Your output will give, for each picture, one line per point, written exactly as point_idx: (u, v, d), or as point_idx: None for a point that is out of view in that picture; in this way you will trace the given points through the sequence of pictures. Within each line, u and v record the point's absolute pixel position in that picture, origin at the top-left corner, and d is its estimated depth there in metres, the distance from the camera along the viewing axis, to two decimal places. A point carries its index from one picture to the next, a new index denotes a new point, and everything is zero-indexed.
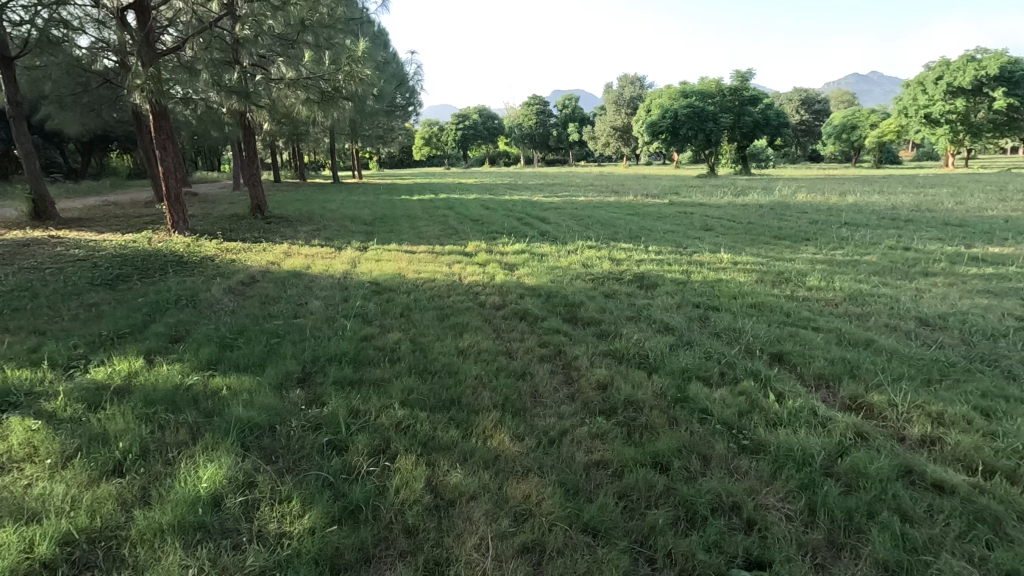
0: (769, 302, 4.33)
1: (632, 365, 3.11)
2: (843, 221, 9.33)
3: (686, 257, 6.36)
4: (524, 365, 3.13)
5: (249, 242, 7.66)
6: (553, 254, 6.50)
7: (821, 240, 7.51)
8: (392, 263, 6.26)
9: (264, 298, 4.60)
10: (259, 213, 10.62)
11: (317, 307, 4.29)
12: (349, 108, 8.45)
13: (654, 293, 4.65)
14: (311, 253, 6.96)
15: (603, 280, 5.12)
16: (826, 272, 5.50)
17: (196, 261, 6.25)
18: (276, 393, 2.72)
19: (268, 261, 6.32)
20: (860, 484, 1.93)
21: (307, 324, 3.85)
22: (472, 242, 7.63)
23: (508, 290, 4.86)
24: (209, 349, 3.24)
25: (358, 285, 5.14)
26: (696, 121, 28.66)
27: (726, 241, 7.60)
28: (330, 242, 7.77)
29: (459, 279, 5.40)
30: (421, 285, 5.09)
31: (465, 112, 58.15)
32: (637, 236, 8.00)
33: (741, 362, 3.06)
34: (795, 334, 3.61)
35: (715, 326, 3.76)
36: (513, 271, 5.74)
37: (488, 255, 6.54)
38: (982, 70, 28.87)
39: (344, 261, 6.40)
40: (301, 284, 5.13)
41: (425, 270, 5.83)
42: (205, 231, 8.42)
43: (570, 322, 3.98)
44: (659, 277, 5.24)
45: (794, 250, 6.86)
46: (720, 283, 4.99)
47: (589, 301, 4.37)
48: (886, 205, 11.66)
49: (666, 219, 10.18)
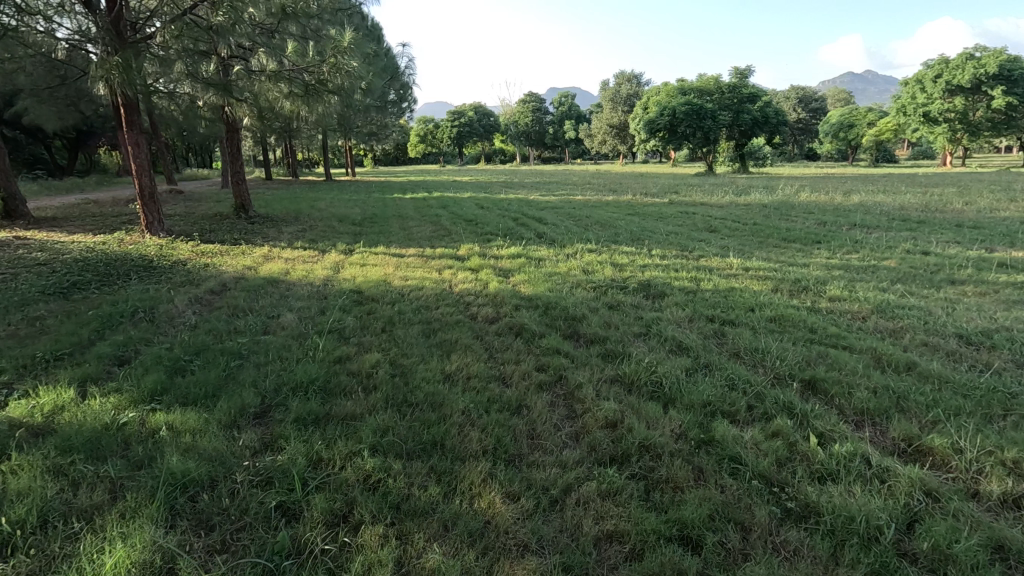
0: (790, 315, 3.92)
1: (645, 397, 2.70)
2: (854, 222, 8.91)
3: (692, 261, 5.96)
4: (519, 395, 2.71)
5: (228, 243, 7.21)
6: (551, 259, 6.08)
7: (833, 243, 7.10)
8: (379, 268, 5.82)
9: (231, 309, 4.17)
10: (243, 213, 10.17)
11: (289, 321, 3.86)
12: (336, 103, 8.05)
13: (662, 305, 4.23)
14: (293, 255, 6.52)
15: (605, 288, 4.70)
16: (845, 280, 5.09)
17: (166, 265, 5.81)
18: (224, 434, 2.29)
19: (245, 266, 5.87)
20: (946, 571, 1.53)
21: (276, 343, 3.42)
22: (465, 244, 7.20)
23: (502, 300, 4.43)
24: (154, 376, 2.81)
25: (338, 294, 4.71)
26: (695, 118, 28.19)
27: (734, 243, 7.20)
28: (314, 244, 7.32)
29: (449, 287, 4.98)
30: (407, 294, 4.66)
31: (460, 110, 57.54)
32: (639, 239, 7.58)
33: (770, 394, 2.65)
34: (825, 355, 3.20)
35: (734, 345, 3.35)
36: (508, 277, 5.31)
37: (482, 259, 6.12)
38: (982, 69, 28.55)
39: (327, 266, 5.96)
40: (276, 293, 4.69)
41: (413, 276, 5.40)
42: (183, 232, 7.96)
43: (571, 339, 3.56)
44: (667, 285, 4.82)
45: (806, 254, 6.45)
46: (733, 292, 4.59)
47: (592, 314, 3.94)
48: (894, 206, 11.24)
49: (667, 220, 9.76)
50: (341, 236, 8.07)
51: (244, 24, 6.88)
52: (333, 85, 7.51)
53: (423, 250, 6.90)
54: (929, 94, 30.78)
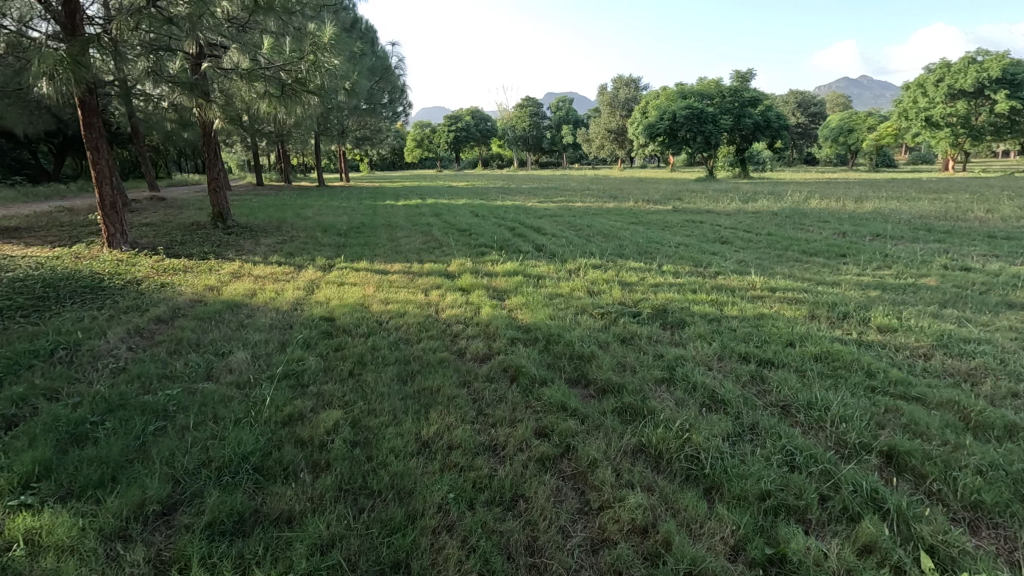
0: (840, 352, 3.28)
1: (679, 480, 2.06)
2: (874, 232, 8.31)
3: (709, 280, 5.34)
4: (516, 479, 2.07)
5: (195, 258, 6.54)
6: (552, 277, 5.46)
7: (859, 257, 6.47)
8: (358, 289, 5.17)
9: (173, 345, 3.50)
10: (221, 222, 9.50)
11: (238, 361, 3.20)
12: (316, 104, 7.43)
13: (684, 339, 3.60)
14: (264, 272, 5.88)
15: (615, 315, 4.07)
16: (887, 303, 4.48)
17: (117, 284, 5.14)
18: (104, 553, 1.65)
19: (207, 286, 5.20)
20: None
21: (217, 393, 2.77)
22: (456, 259, 6.55)
23: (495, 331, 3.79)
24: (38, 451, 2.14)
25: (305, 322, 4.05)
26: (695, 122, 27.62)
27: (750, 257, 6.61)
28: (291, 259, 6.67)
29: (435, 313, 4.35)
30: (386, 324, 4.00)
31: (457, 114, 56.99)
32: (646, 252, 6.95)
33: (845, 476, 2.01)
34: (898, 410, 2.57)
35: (780, 397, 2.72)
36: (502, 300, 4.68)
37: (474, 277, 5.49)
38: (984, 72, 28.05)
39: (300, 286, 5.30)
40: (233, 321, 4.03)
41: (395, 299, 4.75)
42: (149, 245, 7.28)
43: (579, 386, 2.92)
44: (685, 311, 4.19)
45: (833, 271, 5.84)
46: (763, 320, 3.97)
47: (602, 352, 3.30)
48: (912, 213, 10.67)
49: (673, 230, 9.14)
50: (323, 249, 7.42)
51: (213, 17, 6.21)
52: (311, 84, 6.85)
53: (409, 265, 6.27)
54: (931, 99, 30.36)
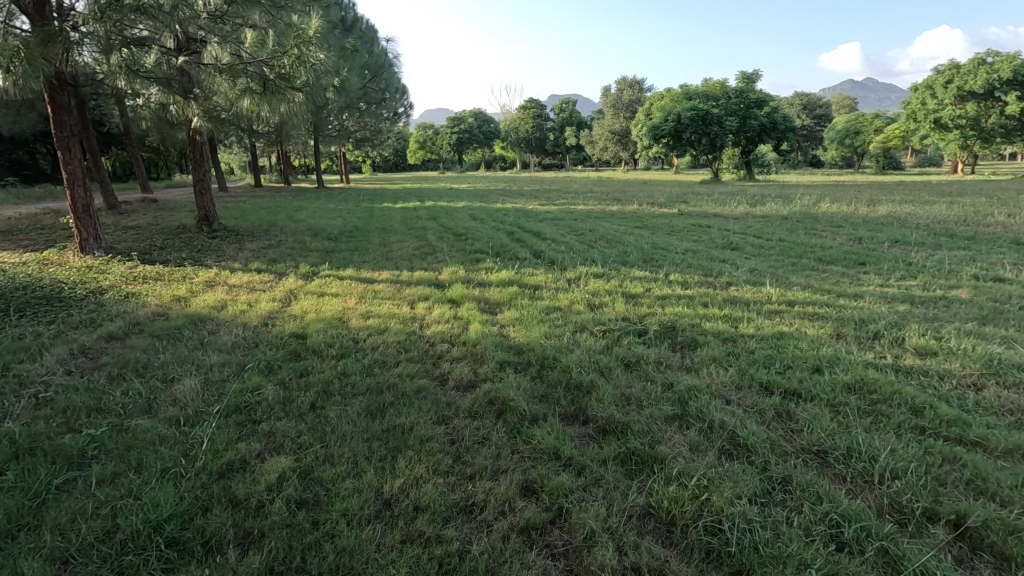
0: (877, 380, 2.84)
1: (698, 561, 1.64)
2: (892, 238, 7.86)
3: (720, 292, 4.91)
4: (492, 559, 1.65)
5: (171, 265, 6.16)
6: (551, 287, 5.04)
7: (880, 266, 6.03)
8: (338, 300, 4.76)
9: (116, 368, 3.08)
10: (207, 225, 9.11)
11: (185, 391, 2.79)
12: (302, 101, 7.07)
13: (696, 365, 3.17)
14: (241, 281, 5.48)
15: (618, 335, 3.64)
16: (920, 319, 4.03)
17: (78, 294, 4.75)
18: None
19: (175, 297, 4.79)
20: None
21: (148, 432, 2.36)
22: (448, 266, 6.14)
23: (483, 353, 3.36)
24: None
25: (273, 341, 3.64)
26: (700, 124, 27.08)
27: (763, 266, 6.18)
28: (273, 266, 6.27)
29: (418, 329, 3.93)
30: (362, 344, 3.59)
31: (459, 115, 56.70)
32: (651, 259, 6.53)
33: (910, 560, 1.58)
34: (957, 460, 2.13)
35: (813, 440, 2.29)
36: (494, 314, 4.26)
37: (465, 287, 5.08)
38: (994, 74, 27.35)
39: (277, 297, 4.90)
40: (191, 340, 3.61)
41: (377, 313, 4.33)
42: (125, 250, 6.88)
43: (576, 426, 2.50)
44: (697, 329, 3.76)
45: (853, 281, 5.41)
46: (784, 341, 3.53)
47: (603, 381, 2.87)
48: (929, 218, 10.19)
49: (680, 236, 8.72)
50: (309, 255, 7.02)
51: (190, 8, 5.83)
52: (296, 80, 6.45)
53: (398, 273, 5.86)
54: (940, 100, 29.78)
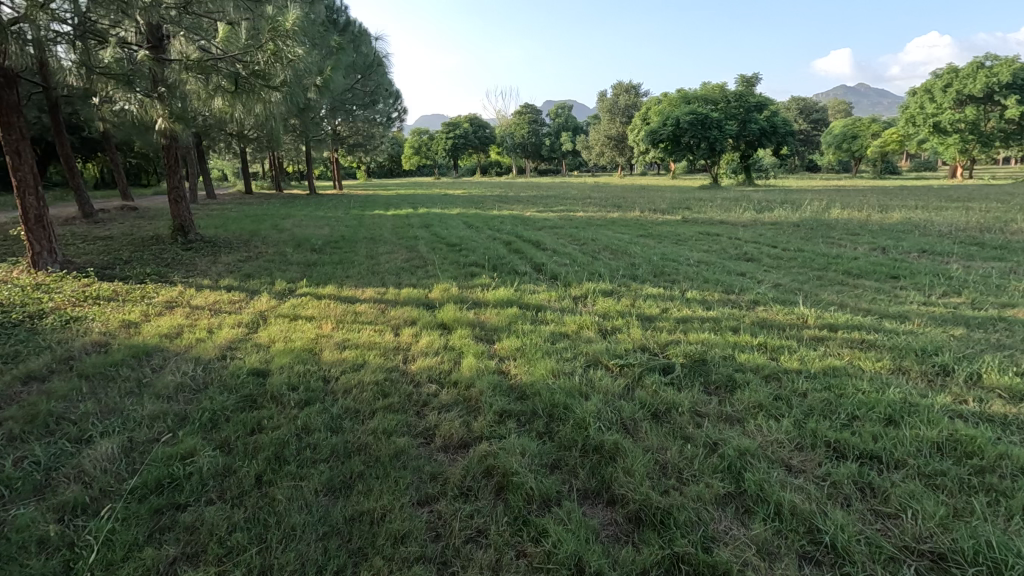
0: (976, 438, 2.25)
1: None
2: (918, 248, 7.31)
3: (746, 314, 4.33)
4: None
5: (132, 282, 5.53)
6: (555, 309, 4.45)
7: (917, 280, 5.46)
8: (312, 325, 4.16)
9: (19, 425, 2.47)
10: (181, 235, 8.46)
11: (100, 459, 2.19)
12: (281, 100, 6.46)
13: (740, 416, 2.58)
14: (206, 302, 4.86)
15: (640, 374, 3.04)
16: (989, 348, 3.45)
17: (11, 320, 4.12)
18: None
19: (124, 323, 4.15)
20: None
21: (26, 531, 1.75)
22: (440, 283, 5.54)
23: (478, 399, 2.77)
24: None
25: (226, 382, 3.02)
26: (699, 128, 26.58)
27: (786, 280, 5.62)
28: (246, 283, 5.65)
29: (400, 364, 3.33)
30: (333, 385, 2.99)
31: (455, 121, 56.19)
32: (663, 273, 5.95)
33: None
34: None
35: (921, 540, 1.70)
36: (491, 343, 3.66)
37: (458, 308, 4.50)
38: (994, 77, 27.02)
39: (243, 321, 4.29)
40: (128, 382, 3.00)
41: (355, 342, 3.72)
42: (84, 264, 6.27)
43: (601, 513, 1.91)
44: (731, 365, 3.18)
45: (892, 300, 4.84)
46: (839, 380, 2.95)
47: (630, 441, 2.28)
48: (948, 224, 9.69)
49: (689, 245, 8.17)
50: (288, 269, 6.41)
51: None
52: (272, 77, 5.83)
53: (383, 291, 5.26)
54: (939, 104, 29.47)
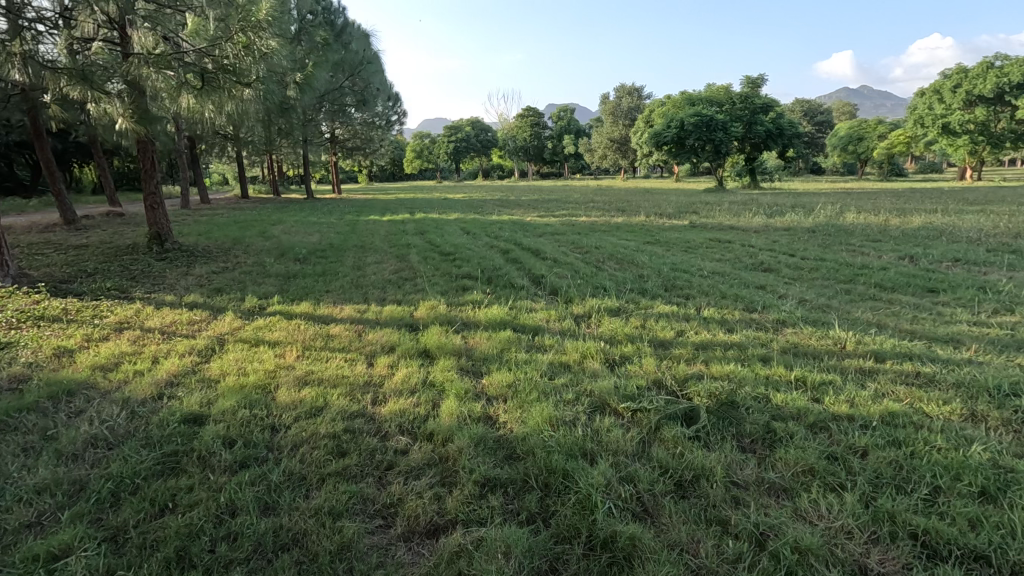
0: None
1: None
2: (950, 256, 6.73)
3: (775, 337, 3.77)
4: None
5: (86, 299, 4.98)
6: (554, 332, 3.89)
7: (959, 295, 4.88)
8: (274, 353, 3.60)
9: None
10: (157, 243, 7.92)
11: None
12: (251, 95, 5.92)
13: (789, 486, 2.03)
14: (161, 324, 4.30)
15: (657, 423, 2.49)
16: None
17: None
18: None
19: (57, 350, 3.60)
20: None
21: None
22: (427, 298, 4.99)
23: (456, 462, 2.22)
24: None
25: (150, 434, 2.47)
26: (705, 130, 25.92)
27: (811, 295, 5.06)
28: (213, 299, 5.11)
29: (367, 406, 2.78)
30: (279, 439, 2.44)
31: (457, 124, 55.76)
32: (675, 286, 5.39)
33: None
34: None
35: None
36: (478, 378, 3.10)
37: (443, 331, 3.95)
38: (1005, 77, 26.21)
39: (197, 347, 3.74)
40: (29, 435, 2.45)
41: (319, 376, 3.17)
42: (42, 278, 5.72)
43: None
44: (767, 408, 2.63)
45: (937, 319, 4.26)
46: (905, 430, 2.38)
47: (650, 534, 1.73)
48: (974, 229, 9.12)
49: (700, 253, 7.61)
50: (264, 282, 5.87)
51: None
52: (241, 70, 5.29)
53: (363, 309, 4.71)
54: (948, 105, 28.74)
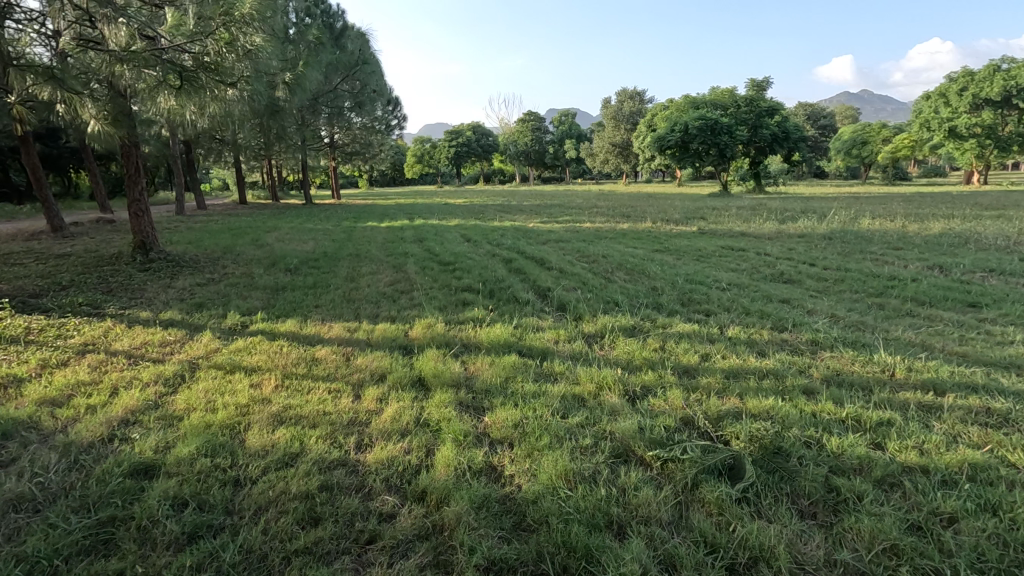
0: None
1: None
2: (983, 266, 6.30)
3: (814, 362, 3.35)
4: None
5: (55, 317, 4.58)
6: (564, 356, 3.48)
7: (1005, 311, 4.47)
8: (250, 382, 3.19)
9: None
10: (141, 252, 7.53)
11: None
12: (235, 95, 5.53)
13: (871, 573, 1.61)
14: (130, 346, 3.89)
15: (696, 479, 2.07)
16: None
17: None
18: None
19: (5, 380, 3.19)
20: None
21: None
22: (424, 315, 4.58)
23: (453, 534, 1.81)
24: None
25: (85, 492, 2.05)
26: (709, 134, 25.51)
27: (843, 310, 4.64)
28: (192, 316, 4.70)
29: (348, 452, 2.37)
30: (240, 499, 2.02)
31: (458, 129, 55.52)
32: (692, 301, 4.98)
33: None
34: None
35: None
36: (479, 415, 2.69)
37: (441, 354, 3.54)
38: (1013, 79, 25.81)
39: (164, 374, 3.33)
40: None
41: (296, 412, 2.76)
42: (11, 292, 5.32)
43: None
44: (823, 459, 2.21)
45: (988, 340, 3.84)
46: (996, 491, 1.96)
47: None
48: (999, 235, 8.71)
49: (714, 262, 7.20)
50: (250, 296, 5.46)
51: None
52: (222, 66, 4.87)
53: (353, 328, 4.30)
54: (954, 108, 28.37)
